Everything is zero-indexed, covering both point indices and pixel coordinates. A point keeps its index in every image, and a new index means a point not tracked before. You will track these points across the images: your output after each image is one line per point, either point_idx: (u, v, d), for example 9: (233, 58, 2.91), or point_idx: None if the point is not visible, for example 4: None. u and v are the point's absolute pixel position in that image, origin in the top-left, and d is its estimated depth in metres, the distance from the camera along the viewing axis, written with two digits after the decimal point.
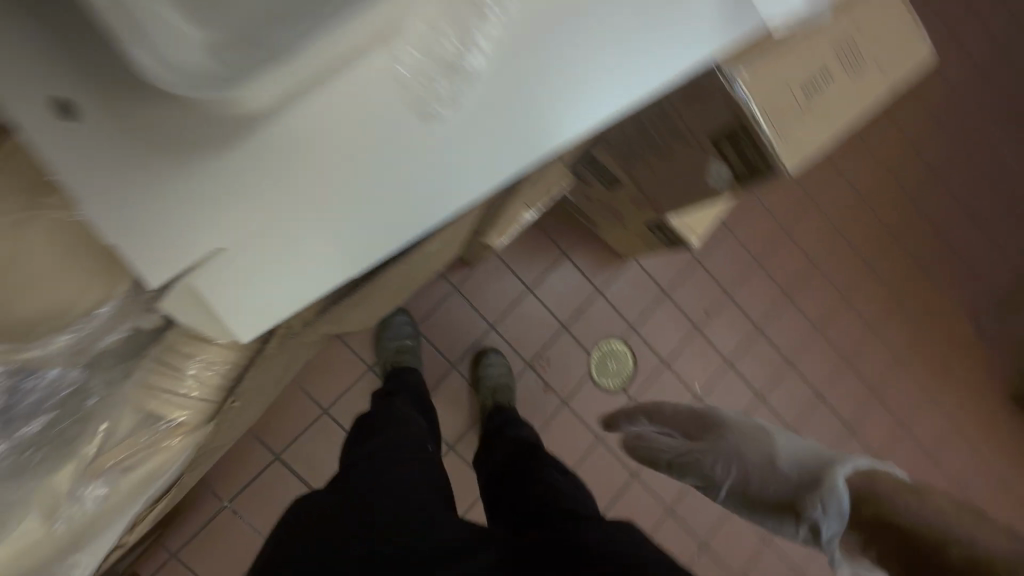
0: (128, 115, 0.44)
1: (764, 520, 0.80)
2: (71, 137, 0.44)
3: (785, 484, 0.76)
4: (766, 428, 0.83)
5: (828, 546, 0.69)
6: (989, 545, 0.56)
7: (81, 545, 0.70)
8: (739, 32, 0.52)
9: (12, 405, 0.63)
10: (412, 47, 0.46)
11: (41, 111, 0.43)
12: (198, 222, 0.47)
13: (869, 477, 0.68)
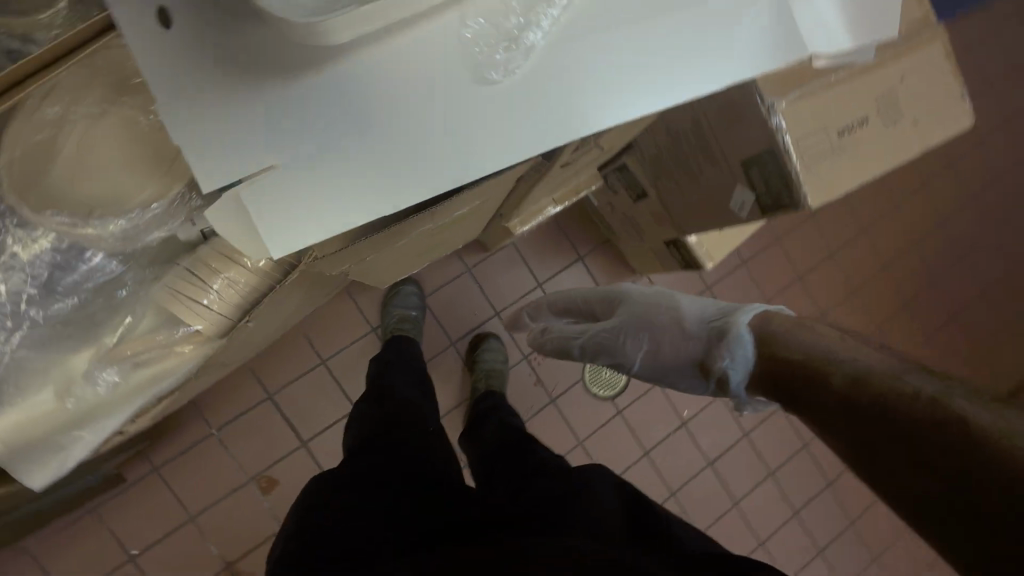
0: (215, 31, 0.49)
1: (676, 381, 0.83)
2: (164, 41, 0.49)
3: (695, 341, 0.78)
4: (669, 293, 0.85)
5: (735, 392, 0.70)
6: (868, 360, 0.55)
7: (82, 426, 0.73)
8: (787, 60, 0.54)
9: (55, 281, 0.65)
10: (480, 15, 0.49)
11: (146, 16, 0.49)
12: (258, 140, 0.51)
13: (765, 317, 0.69)
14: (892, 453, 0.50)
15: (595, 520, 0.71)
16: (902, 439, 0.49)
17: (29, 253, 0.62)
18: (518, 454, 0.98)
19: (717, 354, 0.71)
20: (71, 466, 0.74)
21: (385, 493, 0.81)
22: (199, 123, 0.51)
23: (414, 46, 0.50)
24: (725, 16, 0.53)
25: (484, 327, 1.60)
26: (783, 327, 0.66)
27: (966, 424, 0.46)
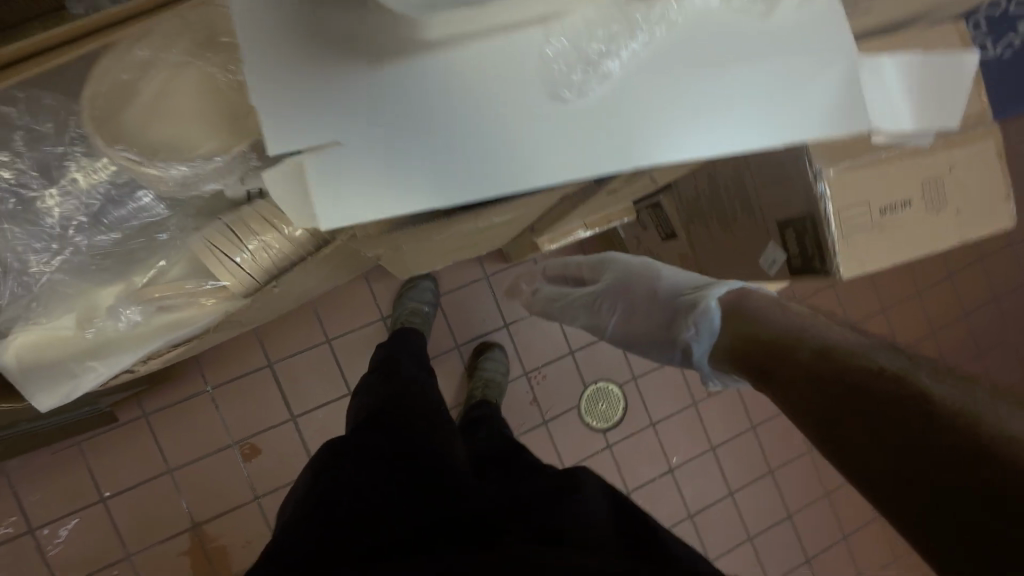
0: (313, 18, 0.54)
1: (644, 350, 0.88)
2: (267, 16, 0.53)
3: (666, 310, 0.81)
4: (655, 265, 0.88)
5: (697, 363, 0.73)
6: (832, 338, 0.59)
7: (98, 357, 0.74)
8: (847, 125, 0.54)
9: (103, 212, 0.67)
10: (564, 35, 0.51)
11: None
12: (329, 113, 0.54)
13: (741, 295, 0.70)
14: (862, 436, 0.51)
15: (586, 526, 0.76)
16: (899, 424, 0.49)
17: (85, 176, 0.64)
18: (516, 459, 0.97)
19: (685, 326, 0.74)
20: (79, 396, 0.73)
21: (384, 475, 0.84)
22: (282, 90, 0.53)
23: (498, 51, 0.52)
24: (804, 76, 0.53)
25: (491, 336, 1.61)
26: (758, 305, 0.67)
27: (927, 394, 0.49)
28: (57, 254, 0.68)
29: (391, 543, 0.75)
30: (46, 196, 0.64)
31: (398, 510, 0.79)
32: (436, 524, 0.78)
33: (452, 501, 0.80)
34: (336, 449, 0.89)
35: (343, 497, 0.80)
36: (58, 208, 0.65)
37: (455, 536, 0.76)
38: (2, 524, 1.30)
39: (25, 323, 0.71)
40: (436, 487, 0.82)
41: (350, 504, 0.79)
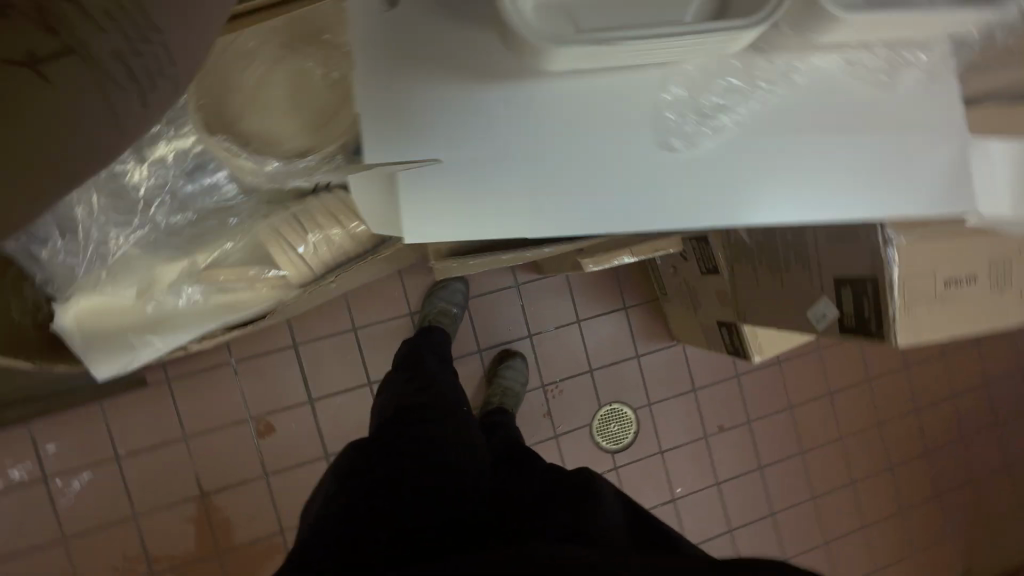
0: (424, 31, 0.53)
1: None
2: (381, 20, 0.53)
3: None
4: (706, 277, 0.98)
5: None
6: None
7: (157, 332, 0.74)
8: (949, 210, 0.54)
9: (180, 190, 0.68)
10: (682, 82, 0.51)
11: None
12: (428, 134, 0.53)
13: None
14: None
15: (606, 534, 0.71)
16: None
17: (172, 152, 0.64)
18: (532, 463, 0.92)
19: None
20: (137, 366, 0.74)
21: (399, 471, 0.80)
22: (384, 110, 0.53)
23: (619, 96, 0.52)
24: (912, 153, 0.53)
25: (515, 344, 1.60)
26: None
27: None
28: (135, 226, 0.68)
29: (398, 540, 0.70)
30: (132, 168, 0.64)
31: (408, 508, 0.74)
32: (443, 520, 0.73)
33: (464, 500, 0.77)
34: (358, 452, 0.86)
35: (360, 496, 0.76)
36: (145, 183, 0.66)
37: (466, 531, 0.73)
38: (18, 469, 1.30)
39: (89, 289, 0.70)
40: (450, 487, 0.78)
41: (365, 502, 0.75)
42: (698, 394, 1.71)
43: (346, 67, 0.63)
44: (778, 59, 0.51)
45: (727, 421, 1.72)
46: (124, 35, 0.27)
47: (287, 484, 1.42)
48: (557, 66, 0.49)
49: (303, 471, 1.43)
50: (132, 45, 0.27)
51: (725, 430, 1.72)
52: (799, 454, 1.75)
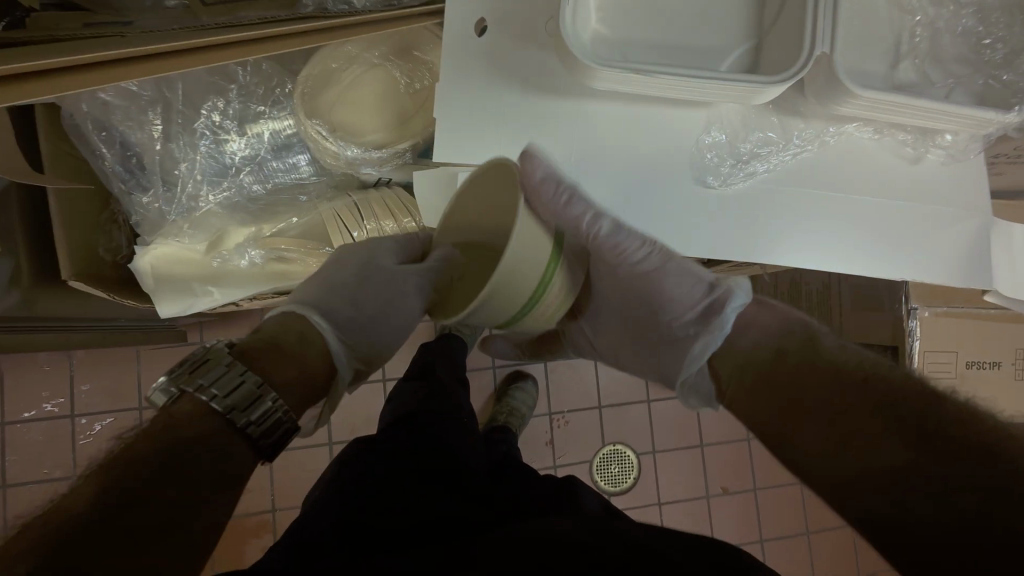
0: (500, 47, 0.58)
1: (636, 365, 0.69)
2: (464, 33, 0.58)
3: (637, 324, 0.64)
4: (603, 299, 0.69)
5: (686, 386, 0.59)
6: None
7: (216, 285, 0.80)
8: (966, 284, 0.58)
9: (264, 162, 0.77)
10: (726, 127, 0.56)
11: (458, 12, 0.59)
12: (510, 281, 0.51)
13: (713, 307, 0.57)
14: None
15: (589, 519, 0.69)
16: None
17: (268, 130, 0.76)
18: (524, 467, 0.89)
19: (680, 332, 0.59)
20: (192, 313, 0.79)
21: (409, 468, 0.74)
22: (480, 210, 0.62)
23: (614, 222, 0.57)
24: (933, 228, 0.57)
25: (529, 366, 1.63)
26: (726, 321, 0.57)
27: None
28: (223, 188, 0.78)
29: (401, 519, 0.65)
30: (233, 139, 0.75)
31: (424, 503, 0.68)
32: (442, 493, 0.70)
33: (462, 475, 0.75)
34: (364, 450, 0.78)
35: (363, 474, 0.73)
36: (239, 152, 0.76)
37: (467, 508, 0.69)
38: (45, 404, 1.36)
39: (170, 237, 0.78)
40: (450, 467, 0.76)
41: (365, 482, 0.71)
42: (705, 451, 1.67)
43: (427, 80, 0.72)
44: (812, 122, 0.55)
45: (730, 483, 1.67)
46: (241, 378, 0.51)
47: (287, 465, 1.44)
48: (598, 87, 0.52)
49: (304, 454, 1.44)
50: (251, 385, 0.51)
51: (727, 492, 1.66)
52: (803, 532, 1.68)
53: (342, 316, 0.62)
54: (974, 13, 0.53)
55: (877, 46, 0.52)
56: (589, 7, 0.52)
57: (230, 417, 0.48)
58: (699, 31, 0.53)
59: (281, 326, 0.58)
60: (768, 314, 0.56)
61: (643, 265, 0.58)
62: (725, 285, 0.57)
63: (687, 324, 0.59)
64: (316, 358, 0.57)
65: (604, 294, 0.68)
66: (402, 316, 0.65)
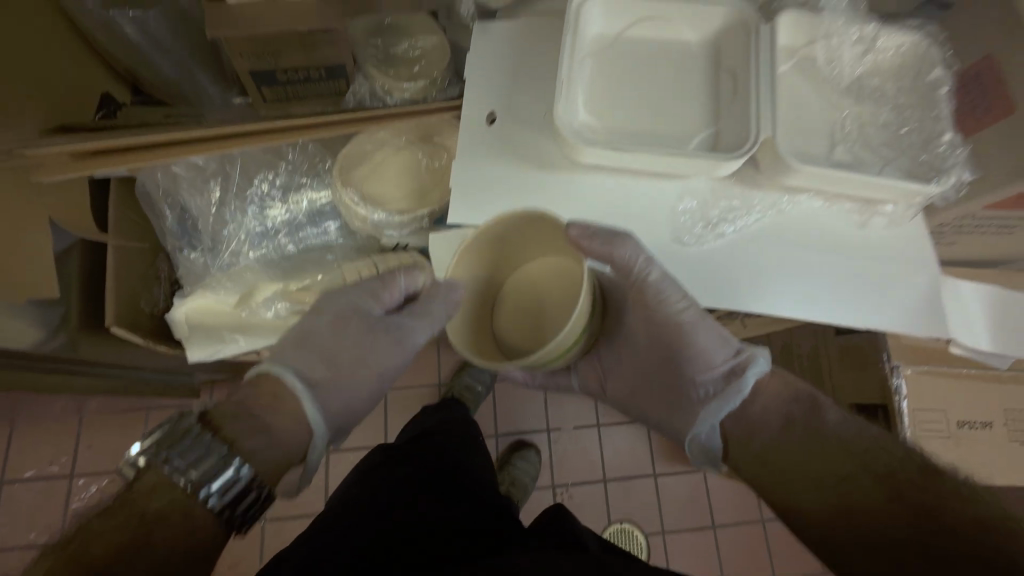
0: (506, 133, 0.71)
1: (641, 408, 0.79)
2: (475, 122, 0.71)
3: (656, 374, 0.74)
4: (630, 347, 0.77)
5: (695, 439, 0.67)
6: None
7: (243, 333, 0.87)
8: (925, 333, 0.63)
9: (300, 225, 0.89)
10: (697, 194, 0.66)
11: (473, 108, 0.72)
12: (558, 350, 0.61)
13: (736, 371, 0.65)
14: None
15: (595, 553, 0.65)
16: None
17: (308, 199, 0.88)
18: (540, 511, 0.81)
19: (703, 388, 0.67)
20: (218, 357, 0.86)
21: (422, 491, 0.71)
22: (507, 252, 0.70)
23: (662, 272, 0.62)
24: (888, 283, 0.64)
25: (531, 436, 1.60)
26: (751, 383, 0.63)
27: None
28: (262, 247, 0.89)
29: (405, 557, 0.61)
30: (276, 205, 0.88)
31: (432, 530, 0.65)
32: (448, 528, 0.66)
33: (473, 512, 0.70)
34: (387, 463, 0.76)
35: (378, 495, 0.70)
36: (279, 216, 0.88)
37: (470, 547, 0.64)
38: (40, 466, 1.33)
39: (208, 287, 0.86)
40: (463, 500, 0.72)
41: (375, 510, 0.67)
42: (718, 533, 1.57)
43: (444, 160, 0.85)
44: (767, 192, 0.65)
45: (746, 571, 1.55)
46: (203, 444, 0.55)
47: (279, 538, 1.37)
48: (586, 161, 0.63)
49: (299, 525, 1.38)
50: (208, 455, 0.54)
51: None
52: None
53: (313, 377, 0.64)
54: (892, 110, 0.65)
55: (815, 133, 0.64)
56: (577, 102, 0.65)
57: (192, 489, 0.53)
58: (666, 122, 0.65)
59: (249, 391, 0.62)
60: (774, 381, 0.67)
61: (682, 317, 0.64)
62: (749, 351, 0.66)
63: (710, 381, 0.66)
64: (296, 433, 0.61)
65: (632, 336, 0.75)
66: (392, 364, 0.68)
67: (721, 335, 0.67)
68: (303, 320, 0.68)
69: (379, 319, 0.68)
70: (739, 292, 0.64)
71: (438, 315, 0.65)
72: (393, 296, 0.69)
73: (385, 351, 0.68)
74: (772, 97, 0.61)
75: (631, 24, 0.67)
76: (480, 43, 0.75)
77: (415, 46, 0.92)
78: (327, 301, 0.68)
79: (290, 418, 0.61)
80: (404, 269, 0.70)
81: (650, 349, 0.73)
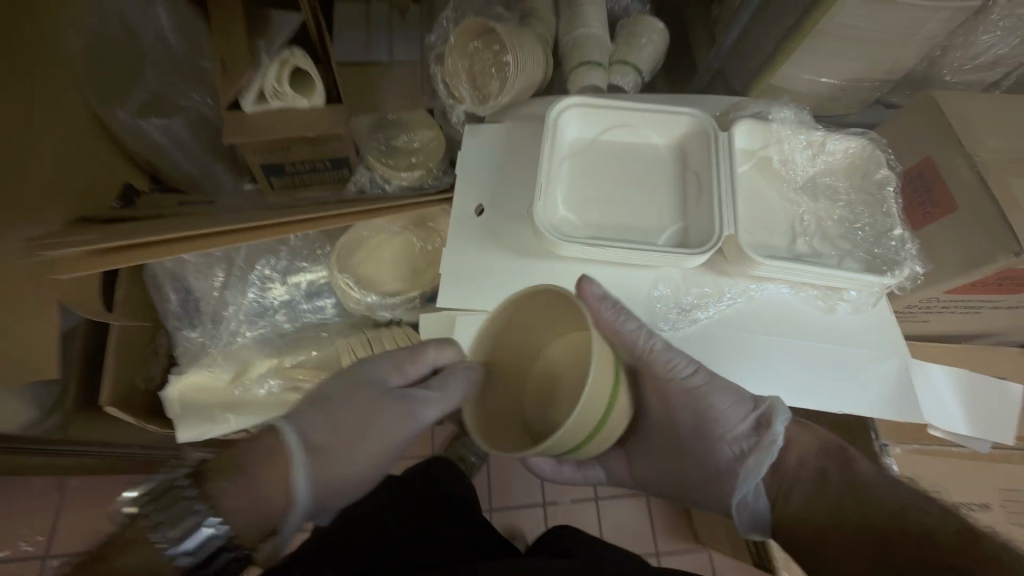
0: (492, 224, 0.76)
1: (680, 492, 0.75)
2: (464, 214, 0.78)
3: (685, 448, 0.70)
4: (651, 428, 0.76)
5: (744, 509, 0.63)
6: None
7: (233, 411, 0.88)
8: (897, 416, 0.65)
9: (298, 305, 0.94)
10: (671, 283, 0.70)
11: (463, 202, 0.78)
12: (582, 422, 0.58)
13: (766, 422, 0.63)
14: None
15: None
16: None
17: (307, 280, 0.93)
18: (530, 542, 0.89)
19: (740, 450, 0.64)
20: (208, 437, 0.87)
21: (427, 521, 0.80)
22: (518, 335, 0.69)
23: (665, 340, 0.66)
24: (859, 367, 0.66)
25: (525, 511, 1.54)
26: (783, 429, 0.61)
27: None
28: (260, 326, 0.92)
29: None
30: (276, 286, 0.92)
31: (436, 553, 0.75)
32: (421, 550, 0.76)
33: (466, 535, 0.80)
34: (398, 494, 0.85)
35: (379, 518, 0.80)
36: (278, 297, 0.93)
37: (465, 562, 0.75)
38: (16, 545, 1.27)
39: (203, 365, 0.89)
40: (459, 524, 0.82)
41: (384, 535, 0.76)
42: None
43: (437, 243, 0.91)
44: (736, 280, 0.69)
45: None
46: (183, 502, 0.52)
47: None
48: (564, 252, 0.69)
49: None
50: (187, 511, 0.51)
51: None
52: None
53: (316, 436, 0.62)
54: (846, 206, 0.70)
55: (775, 229, 0.69)
56: (557, 199, 0.71)
57: (166, 549, 0.50)
58: (639, 217, 0.71)
59: (250, 441, 0.59)
60: (806, 436, 0.65)
61: (691, 382, 0.65)
62: (769, 401, 0.63)
63: (742, 439, 0.63)
64: (281, 496, 0.56)
65: (650, 414, 0.75)
66: (394, 437, 0.65)
67: (739, 390, 0.66)
68: (321, 385, 0.69)
69: (395, 390, 0.67)
70: (713, 377, 0.67)
71: (452, 389, 0.64)
72: (415, 368, 0.69)
73: (390, 422, 0.65)
74: (732, 197, 0.67)
75: (604, 129, 0.75)
76: (471, 144, 0.82)
77: (414, 139, 1.01)
78: (352, 366, 0.69)
79: (277, 478, 0.57)
80: (433, 344, 0.69)
81: (669, 424, 0.71)
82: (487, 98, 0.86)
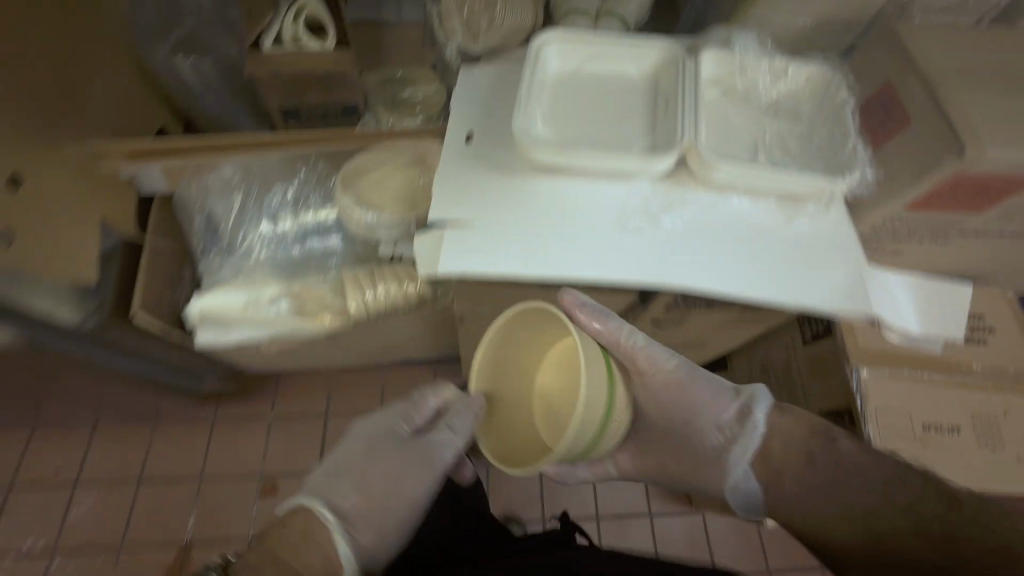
0: (481, 145, 0.84)
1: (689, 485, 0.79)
2: (456, 137, 0.85)
3: (686, 442, 0.75)
4: (651, 430, 0.80)
5: (743, 497, 0.69)
6: None
7: (247, 322, 0.98)
8: (852, 311, 0.69)
9: (308, 233, 1.03)
10: (639, 190, 0.76)
11: (455, 127, 0.86)
12: (585, 425, 0.62)
13: (745, 412, 0.71)
14: None
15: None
16: None
17: (316, 212, 1.03)
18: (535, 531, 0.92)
19: (730, 445, 0.71)
20: (224, 342, 0.98)
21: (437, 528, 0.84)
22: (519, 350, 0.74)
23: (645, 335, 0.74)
24: (814, 269, 0.71)
25: None
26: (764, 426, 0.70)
27: None
28: (274, 250, 1.03)
29: None
30: (289, 217, 1.03)
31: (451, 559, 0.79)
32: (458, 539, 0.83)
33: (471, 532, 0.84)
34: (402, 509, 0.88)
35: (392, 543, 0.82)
36: (289, 225, 1.03)
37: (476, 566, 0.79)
38: (43, 474, 1.33)
39: (224, 283, 0.99)
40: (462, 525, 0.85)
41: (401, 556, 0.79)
42: None
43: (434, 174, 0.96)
44: (700, 187, 0.75)
45: None
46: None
47: None
48: (541, 159, 0.75)
49: None
50: None
51: None
52: None
53: (348, 505, 0.69)
54: (804, 124, 0.76)
55: (737, 140, 0.75)
56: (538, 114, 0.78)
57: None
58: (611, 132, 0.78)
59: (282, 529, 0.66)
60: (788, 418, 0.70)
61: (676, 374, 0.74)
62: (748, 392, 0.73)
63: (726, 427, 0.72)
64: (322, 562, 0.64)
65: (645, 417, 0.79)
66: (419, 483, 0.72)
67: (718, 385, 0.75)
68: (339, 449, 0.76)
69: (409, 439, 0.75)
70: (678, 272, 0.72)
71: (462, 425, 0.72)
72: (422, 415, 0.76)
73: (410, 474, 0.72)
74: (695, 109, 0.74)
75: (585, 59, 0.82)
76: (466, 79, 0.91)
77: (416, 92, 1.09)
78: (362, 430, 0.77)
79: (320, 553, 0.65)
80: (431, 390, 0.77)
81: (666, 423, 0.77)
82: (478, 35, 0.93)
